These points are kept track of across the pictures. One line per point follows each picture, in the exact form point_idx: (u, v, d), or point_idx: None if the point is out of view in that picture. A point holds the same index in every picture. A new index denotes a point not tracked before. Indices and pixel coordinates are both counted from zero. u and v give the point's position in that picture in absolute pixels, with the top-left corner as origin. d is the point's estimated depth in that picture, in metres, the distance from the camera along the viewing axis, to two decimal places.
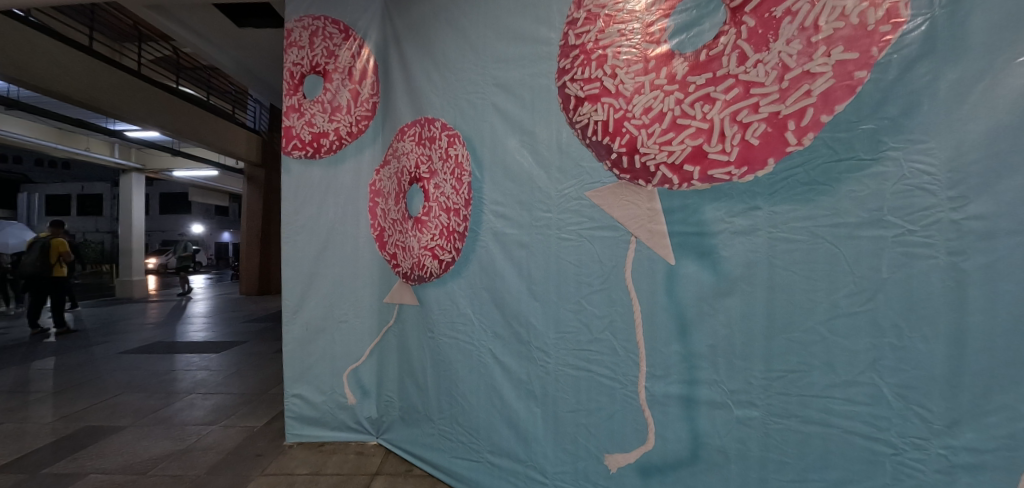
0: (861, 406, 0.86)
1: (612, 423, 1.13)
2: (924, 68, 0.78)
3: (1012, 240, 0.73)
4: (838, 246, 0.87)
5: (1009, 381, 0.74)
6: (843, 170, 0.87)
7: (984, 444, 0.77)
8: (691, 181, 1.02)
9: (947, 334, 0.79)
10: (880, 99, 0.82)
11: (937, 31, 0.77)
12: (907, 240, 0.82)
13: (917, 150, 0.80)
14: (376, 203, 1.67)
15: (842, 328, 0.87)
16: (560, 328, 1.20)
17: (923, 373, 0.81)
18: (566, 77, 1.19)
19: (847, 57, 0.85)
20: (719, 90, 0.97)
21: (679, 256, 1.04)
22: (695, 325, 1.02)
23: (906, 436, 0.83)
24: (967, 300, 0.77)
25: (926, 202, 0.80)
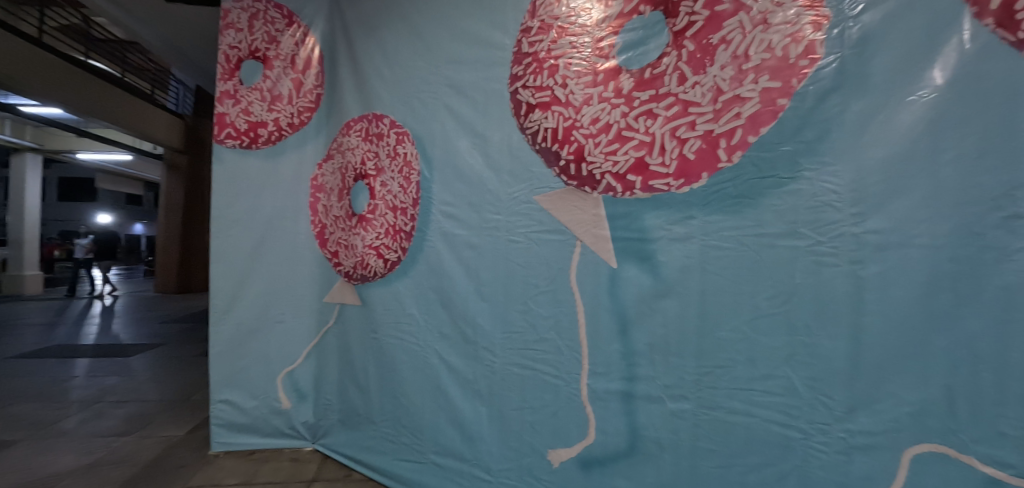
0: (779, 397, 0.94)
1: (555, 420, 1.16)
2: (833, 100, 0.89)
3: (898, 251, 0.84)
4: (761, 254, 0.96)
5: (893, 373, 0.85)
6: (767, 186, 0.95)
7: (876, 427, 0.86)
8: (634, 190, 1.07)
9: (848, 331, 0.88)
10: (796, 124, 0.92)
11: (844, 69, 0.88)
12: (817, 250, 0.91)
13: (827, 171, 0.90)
14: (317, 199, 1.59)
15: (763, 326, 0.95)
16: (507, 328, 1.21)
17: (825, 365, 0.91)
18: (518, 83, 1.21)
19: (771, 85, 0.94)
20: (661, 107, 1.03)
21: (621, 260, 1.08)
22: (635, 325, 1.06)
23: (814, 422, 0.92)
24: (863, 300, 0.87)
25: (833, 216, 0.90)
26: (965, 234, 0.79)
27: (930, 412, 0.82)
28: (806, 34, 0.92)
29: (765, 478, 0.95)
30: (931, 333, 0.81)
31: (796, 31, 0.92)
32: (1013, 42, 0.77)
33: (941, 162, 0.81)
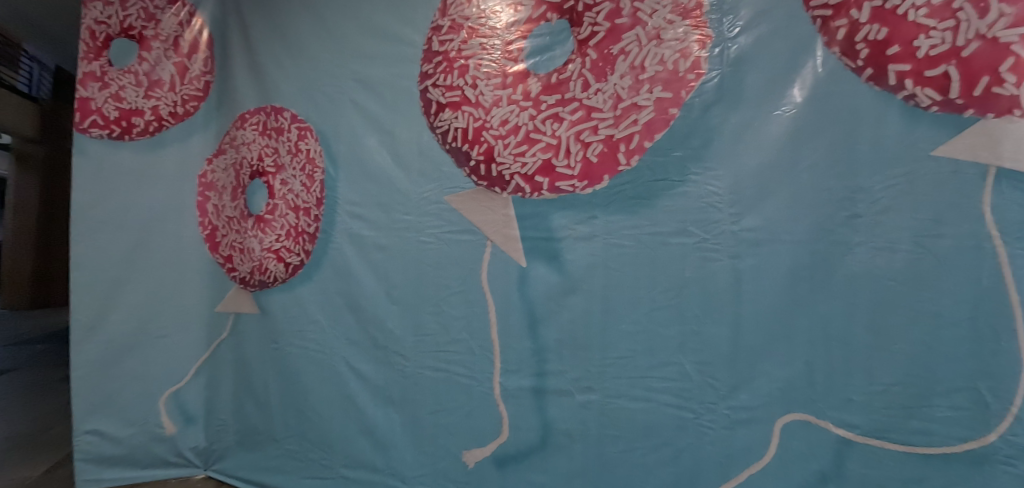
0: (673, 382, 1.00)
1: (469, 421, 1.14)
2: (715, 112, 0.98)
3: (767, 246, 0.95)
4: (655, 251, 1.02)
5: (766, 354, 0.94)
6: (661, 189, 1.02)
7: (754, 402, 0.95)
8: (541, 190, 1.08)
9: (729, 319, 0.97)
10: (685, 132, 1.00)
11: (723, 84, 0.98)
12: (703, 246, 0.99)
13: (710, 175, 0.99)
14: (206, 198, 1.43)
15: (659, 318, 1.01)
16: (419, 331, 1.18)
17: (711, 352, 0.98)
18: (428, 81, 1.19)
19: (663, 96, 1.00)
20: (566, 111, 1.05)
21: (531, 260, 1.09)
22: (543, 321, 1.08)
23: (703, 402, 0.98)
24: (742, 291, 0.96)
25: (716, 216, 0.99)
26: (819, 231, 0.91)
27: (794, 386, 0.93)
28: (694, 51, 0.99)
29: (663, 459, 1.00)
30: (794, 317, 0.93)
31: (684, 48, 0.99)
32: (853, 68, 0.90)
33: (801, 169, 0.93)
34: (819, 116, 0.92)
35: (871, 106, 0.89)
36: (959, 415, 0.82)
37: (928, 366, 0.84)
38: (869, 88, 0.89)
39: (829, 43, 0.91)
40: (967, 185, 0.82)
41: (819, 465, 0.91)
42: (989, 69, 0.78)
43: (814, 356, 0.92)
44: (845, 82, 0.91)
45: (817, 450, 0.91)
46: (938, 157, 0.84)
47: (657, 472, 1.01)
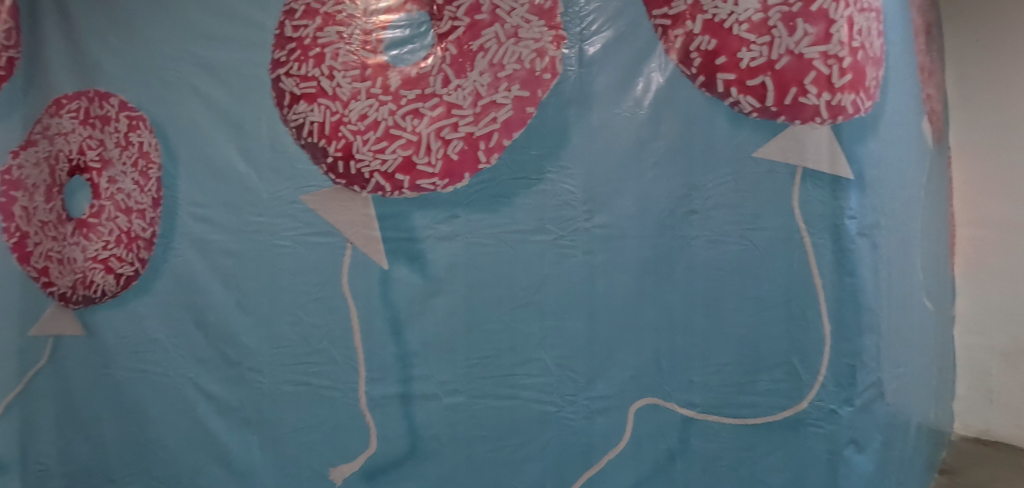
0: (536, 378, 1.01)
1: (334, 435, 1.08)
2: (570, 111, 1.00)
3: (616, 242, 0.99)
4: (516, 248, 1.02)
5: (619, 345, 0.99)
6: (520, 187, 1.02)
7: (609, 392, 0.99)
8: (402, 189, 1.04)
9: (585, 314, 1.00)
10: (542, 131, 1.01)
11: (578, 85, 1.00)
12: (560, 243, 1.01)
13: (565, 175, 1.01)
14: (14, 199, 1.23)
15: (521, 315, 1.01)
16: (276, 343, 1.10)
17: (570, 345, 1.00)
18: (281, 70, 1.09)
19: (522, 95, 1.00)
20: (426, 107, 1.01)
21: (393, 261, 1.04)
22: (407, 325, 1.04)
23: (564, 395, 1.00)
24: (595, 285, 1.00)
25: (571, 213, 1.01)
26: (661, 226, 0.97)
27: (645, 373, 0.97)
28: (549, 51, 1.00)
29: (529, 455, 1.01)
30: (642, 307, 0.98)
31: (541, 48, 1.00)
32: (688, 75, 0.95)
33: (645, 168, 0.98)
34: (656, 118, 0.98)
35: (700, 111, 0.96)
36: (779, 387, 0.92)
37: (757, 344, 0.93)
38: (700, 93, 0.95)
39: (668, 50, 0.96)
40: (783, 183, 0.92)
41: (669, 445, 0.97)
42: (795, 80, 0.88)
43: (661, 344, 0.97)
44: (679, 88, 0.96)
45: (665, 431, 0.97)
46: (758, 158, 0.93)
47: (523, 468, 1.01)
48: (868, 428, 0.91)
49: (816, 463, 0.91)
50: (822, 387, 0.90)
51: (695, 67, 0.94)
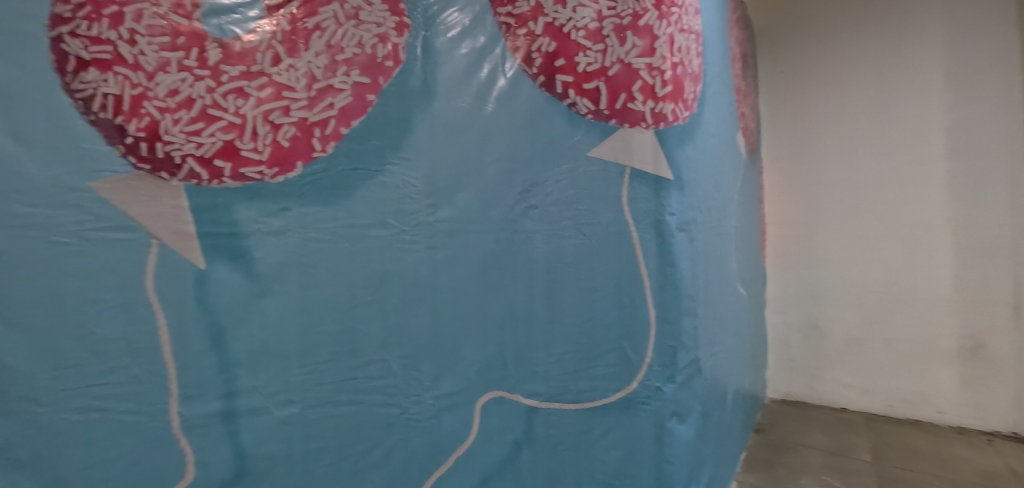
0: (376, 379, 1.23)
1: (137, 468, 0.92)
2: (414, 103, 1.33)
3: (454, 234, 1.39)
4: (354, 244, 1.19)
5: (457, 323, 1.40)
6: (358, 178, 1.21)
7: (442, 384, 1.37)
8: (222, 177, 1.02)
9: (423, 311, 1.33)
10: (382, 122, 1.26)
11: (422, 75, 1.36)
12: (400, 237, 1.28)
13: (408, 167, 1.30)
14: None
15: (359, 316, 1.20)
16: (58, 362, 0.86)
17: (414, 339, 1.30)
18: (64, 27, 0.88)
19: (363, 81, 1.22)
20: (253, 87, 1.04)
21: (211, 261, 1.00)
22: (230, 333, 1.01)
23: (405, 395, 1.28)
24: (437, 276, 1.35)
25: (411, 206, 1.31)
26: (501, 226, 1.51)
27: (490, 364, 1.49)
28: (388, 37, 1.28)
29: (370, 458, 1.21)
30: (484, 294, 1.47)
31: (380, 33, 1.25)
32: (533, 72, 1.61)
33: (489, 168, 1.49)
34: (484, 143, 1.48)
35: (524, 135, 1.59)
36: (610, 369, 1.75)
37: (582, 334, 1.69)
38: (523, 120, 1.59)
39: (511, 44, 1.58)
40: (603, 192, 1.72)
41: (514, 435, 1.56)
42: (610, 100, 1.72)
43: (505, 319, 1.53)
44: (509, 101, 1.56)
45: (511, 423, 1.55)
46: (593, 155, 1.70)
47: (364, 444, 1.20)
48: (684, 395, 1.96)
49: (640, 427, 1.83)
50: (647, 369, 1.80)
51: (534, 65, 1.62)
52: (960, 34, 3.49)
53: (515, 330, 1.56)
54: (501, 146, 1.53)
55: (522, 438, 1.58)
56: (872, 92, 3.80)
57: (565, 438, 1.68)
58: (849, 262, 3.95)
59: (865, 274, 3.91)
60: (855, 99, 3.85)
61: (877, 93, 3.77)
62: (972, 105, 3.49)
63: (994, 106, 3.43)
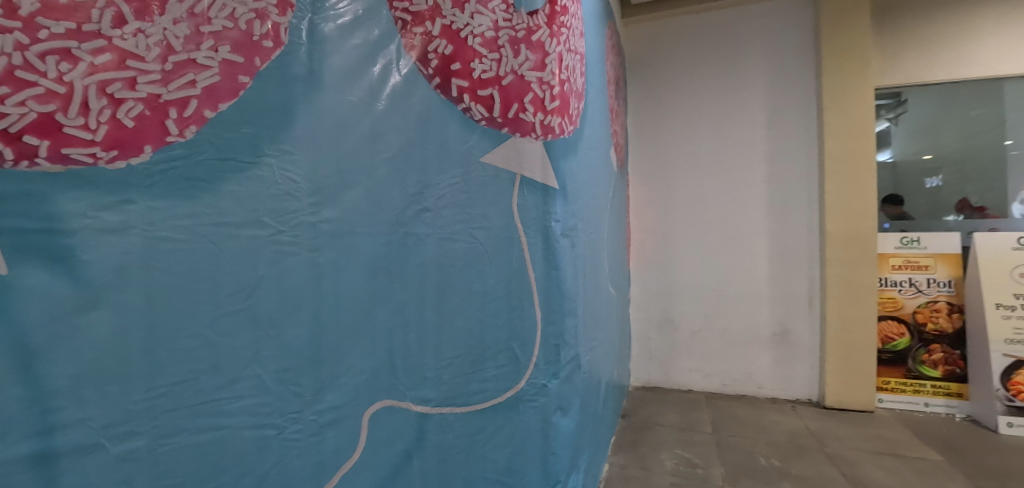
0: (249, 399, 1.09)
1: None
2: (297, 89, 1.24)
3: (340, 238, 1.36)
4: (221, 245, 1.06)
5: (343, 330, 1.37)
6: (228, 169, 1.08)
7: (334, 401, 1.30)
8: (35, 158, 0.82)
9: (307, 318, 1.25)
10: (259, 108, 1.14)
11: (305, 59, 1.27)
12: (279, 238, 1.19)
13: (286, 162, 1.21)
14: None
15: (226, 327, 1.06)
16: None
17: (293, 351, 1.21)
18: None
19: (235, 60, 1.10)
20: (85, 50, 0.86)
21: (17, 263, 0.78)
22: (43, 354, 0.80)
23: (286, 415, 1.17)
24: (321, 281, 1.31)
25: (294, 205, 1.23)
26: (392, 229, 1.56)
27: (380, 372, 1.48)
28: (268, 15, 1.17)
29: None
30: (374, 298, 1.48)
31: (259, 10, 1.15)
32: (427, 74, 1.71)
33: (378, 168, 1.50)
34: (375, 142, 1.50)
35: (416, 138, 1.66)
36: (499, 369, 1.96)
37: (472, 338, 1.86)
38: (414, 123, 1.65)
39: (405, 40, 1.62)
40: (492, 197, 1.96)
41: (405, 444, 1.55)
42: (502, 107, 1.99)
43: (395, 323, 1.57)
44: (403, 98, 1.60)
45: (397, 429, 1.52)
46: (475, 164, 1.88)
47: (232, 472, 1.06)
48: (566, 389, 2.33)
49: (530, 422, 2.09)
50: (533, 368, 2.09)
51: (430, 65, 1.72)
52: (772, 108, 5.09)
53: (407, 336, 1.61)
54: (393, 148, 1.56)
55: (412, 446, 1.58)
56: (709, 139, 5.32)
57: (457, 441, 1.77)
58: (693, 266, 5.39)
59: (695, 270, 5.38)
60: (697, 141, 5.37)
61: (713, 141, 5.30)
62: (774, 158, 5.09)
63: (781, 159, 5.06)
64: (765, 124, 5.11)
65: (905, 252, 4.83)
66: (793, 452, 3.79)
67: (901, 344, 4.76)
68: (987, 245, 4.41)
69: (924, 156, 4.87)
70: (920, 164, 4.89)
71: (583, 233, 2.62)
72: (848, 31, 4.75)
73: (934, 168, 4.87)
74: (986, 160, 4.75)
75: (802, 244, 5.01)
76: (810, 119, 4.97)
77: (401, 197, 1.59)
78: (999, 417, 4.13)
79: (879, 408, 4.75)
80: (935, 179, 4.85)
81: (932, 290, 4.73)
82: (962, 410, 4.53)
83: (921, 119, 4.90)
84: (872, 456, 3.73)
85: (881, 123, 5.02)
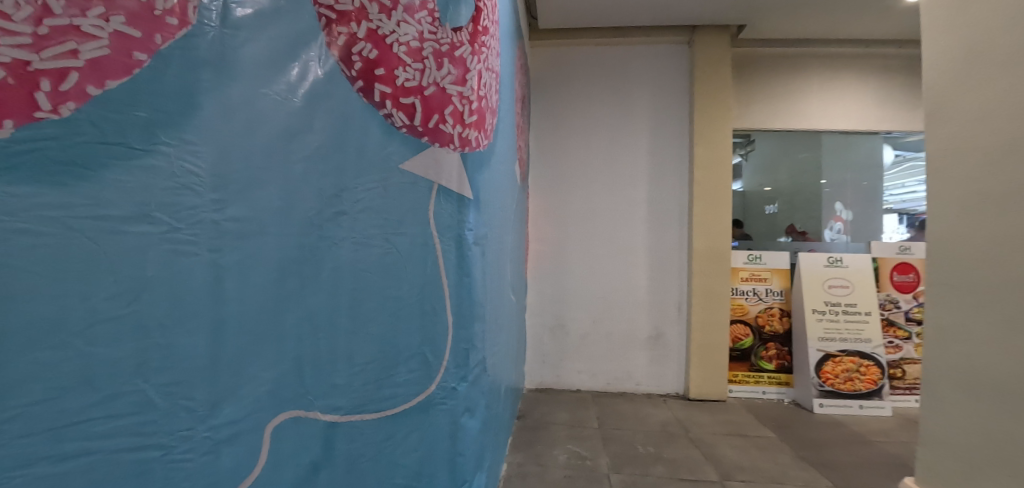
0: (127, 419, 1.01)
1: None
2: (203, 75, 1.16)
3: (242, 239, 1.27)
4: (99, 243, 0.97)
5: (246, 338, 1.29)
6: (113, 153, 1.00)
7: (233, 417, 1.23)
8: None
9: (204, 327, 1.17)
10: (157, 89, 1.07)
11: (214, 43, 1.19)
12: (174, 235, 1.10)
13: (186, 150, 1.12)
14: None
15: (102, 337, 0.97)
16: None
17: (186, 364, 1.13)
18: None
19: (131, 34, 1.02)
20: None
21: None
22: None
23: (174, 434, 1.10)
24: (220, 285, 1.21)
25: (192, 200, 1.14)
26: (304, 232, 1.48)
27: (285, 381, 1.41)
28: None
29: None
30: (281, 303, 1.40)
31: None
32: (350, 77, 1.68)
33: (293, 167, 1.44)
34: (291, 142, 1.43)
35: (335, 140, 1.61)
36: (411, 374, 1.96)
37: (383, 341, 1.82)
38: (334, 124, 1.61)
39: (329, 39, 1.59)
40: (410, 205, 1.96)
41: (311, 457, 1.50)
42: (423, 116, 2.03)
43: (304, 331, 1.49)
44: (322, 98, 1.56)
45: (303, 442, 1.47)
46: (398, 171, 1.90)
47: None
48: (473, 392, 2.43)
49: (439, 426, 2.13)
50: (444, 372, 2.14)
51: (354, 67, 1.70)
52: (654, 138, 5.93)
53: (315, 343, 1.53)
54: (311, 146, 1.51)
55: (320, 459, 1.54)
56: (602, 161, 5.96)
57: (366, 450, 1.73)
58: (586, 274, 5.94)
59: (586, 279, 5.94)
60: (592, 162, 5.97)
61: (605, 163, 5.96)
62: (654, 181, 5.91)
63: (660, 183, 5.90)
64: (648, 151, 5.92)
65: (751, 266, 5.91)
66: (665, 439, 4.42)
67: (747, 342, 5.83)
68: (809, 264, 5.65)
69: (765, 188, 6.14)
70: (763, 194, 6.14)
71: (491, 241, 2.75)
72: (715, 79, 5.67)
73: (772, 197, 6.17)
74: (808, 194, 6.21)
75: (674, 258, 5.86)
76: (683, 150, 5.88)
77: (316, 200, 1.53)
78: (813, 400, 5.30)
79: (730, 397, 5.76)
80: (773, 206, 6.17)
81: (769, 298, 5.89)
82: (788, 394, 5.72)
83: (765, 157, 6.14)
84: (725, 437, 4.51)
85: (735, 158, 6.19)
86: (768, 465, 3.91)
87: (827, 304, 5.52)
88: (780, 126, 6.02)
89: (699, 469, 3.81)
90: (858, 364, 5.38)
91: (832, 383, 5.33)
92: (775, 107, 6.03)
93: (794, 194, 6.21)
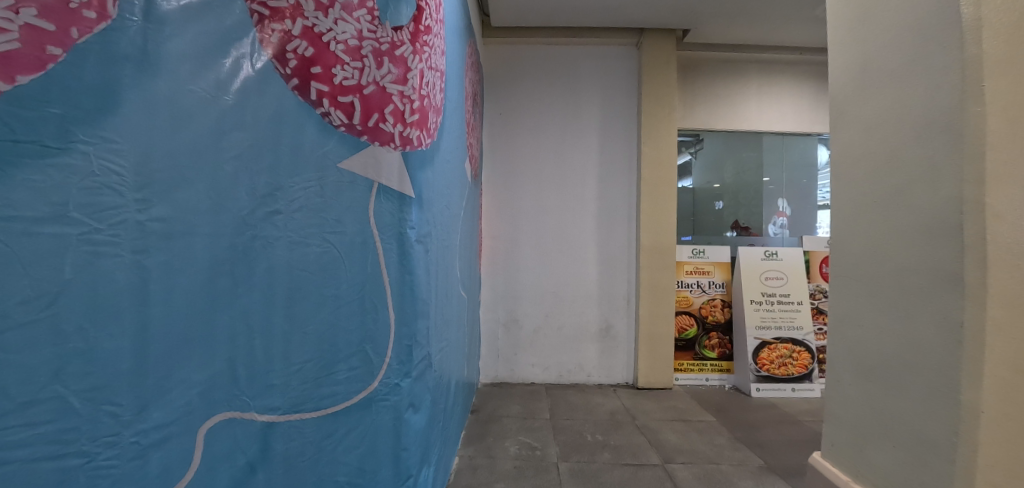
0: (47, 423, 1.20)
1: None
2: (124, 70, 1.32)
3: (167, 239, 1.42)
4: (12, 247, 1.16)
5: (173, 341, 1.44)
6: (29, 152, 1.18)
7: (164, 419, 1.41)
8: None
9: (125, 328, 1.34)
10: (71, 87, 1.23)
11: (137, 36, 1.35)
12: (93, 236, 1.27)
13: (108, 152, 1.29)
14: None
15: (17, 339, 1.16)
16: None
17: (108, 369, 1.30)
18: None
19: (45, 27, 1.19)
20: None
21: None
22: None
23: (97, 439, 1.28)
24: (146, 285, 1.39)
25: (115, 201, 1.32)
26: (237, 232, 1.59)
27: (217, 383, 1.54)
28: None
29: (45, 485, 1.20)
30: (210, 306, 1.53)
31: None
32: (283, 75, 1.72)
33: (222, 166, 1.55)
34: (220, 141, 1.55)
35: (268, 138, 1.67)
36: (352, 372, 1.93)
37: (323, 341, 1.84)
38: (265, 124, 1.67)
39: (261, 36, 1.65)
40: (347, 203, 1.91)
41: (246, 458, 1.62)
42: (363, 115, 1.97)
43: (238, 331, 1.61)
44: (253, 96, 1.63)
45: (238, 439, 1.60)
46: (338, 170, 1.88)
47: (22, 480, 1.17)
48: (417, 387, 2.32)
49: (383, 426, 2.05)
50: (386, 369, 2.05)
51: (288, 65, 1.73)
52: (604, 137, 6.25)
53: (249, 343, 1.64)
54: (241, 146, 1.60)
55: (256, 459, 1.65)
56: (552, 160, 6.21)
57: (305, 448, 1.78)
58: (536, 270, 6.17)
59: (537, 275, 6.18)
60: (541, 162, 6.21)
61: (554, 163, 6.21)
62: (603, 178, 6.25)
63: (608, 181, 6.25)
64: (596, 149, 6.24)
65: (696, 260, 6.47)
66: (613, 427, 4.75)
67: (691, 333, 6.38)
68: (748, 257, 6.25)
69: (713, 185, 6.78)
70: (711, 190, 6.77)
71: (435, 240, 2.77)
72: (660, 83, 6.09)
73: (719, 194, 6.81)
74: (750, 192, 6.83)
75: (622, 253, 6.22)
76: (630, 148, 6.25)
77: (247, 198, 1.61)
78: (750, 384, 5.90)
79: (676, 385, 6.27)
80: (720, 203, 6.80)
81: (712, 290, 6.44)
82: (729, 380, 6.31)
83: (712, 156, 6.79)
84: (668, 423, 4.92)
85: (684, 156, 6.82)
86: (705, 447, 4.31)
87: (763, 295, 6.15)
88: (724, 127, 6.72)
89: (640, 454, 4.13)
90: (791, 350, 6.06)
91: (768, 368, 5.95)
92: (718, 109, 6.72)
93: (739, 191, 6.85)
